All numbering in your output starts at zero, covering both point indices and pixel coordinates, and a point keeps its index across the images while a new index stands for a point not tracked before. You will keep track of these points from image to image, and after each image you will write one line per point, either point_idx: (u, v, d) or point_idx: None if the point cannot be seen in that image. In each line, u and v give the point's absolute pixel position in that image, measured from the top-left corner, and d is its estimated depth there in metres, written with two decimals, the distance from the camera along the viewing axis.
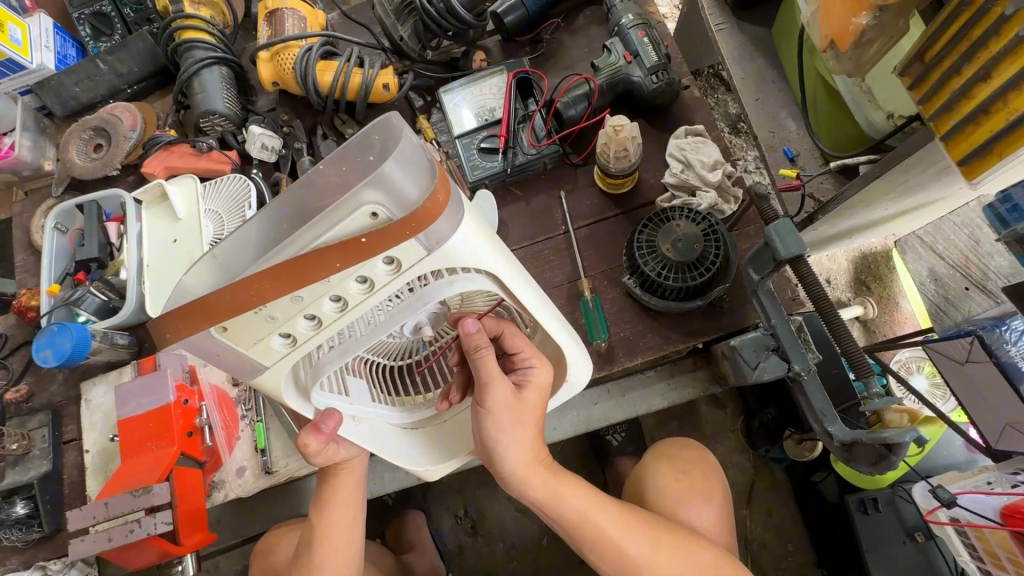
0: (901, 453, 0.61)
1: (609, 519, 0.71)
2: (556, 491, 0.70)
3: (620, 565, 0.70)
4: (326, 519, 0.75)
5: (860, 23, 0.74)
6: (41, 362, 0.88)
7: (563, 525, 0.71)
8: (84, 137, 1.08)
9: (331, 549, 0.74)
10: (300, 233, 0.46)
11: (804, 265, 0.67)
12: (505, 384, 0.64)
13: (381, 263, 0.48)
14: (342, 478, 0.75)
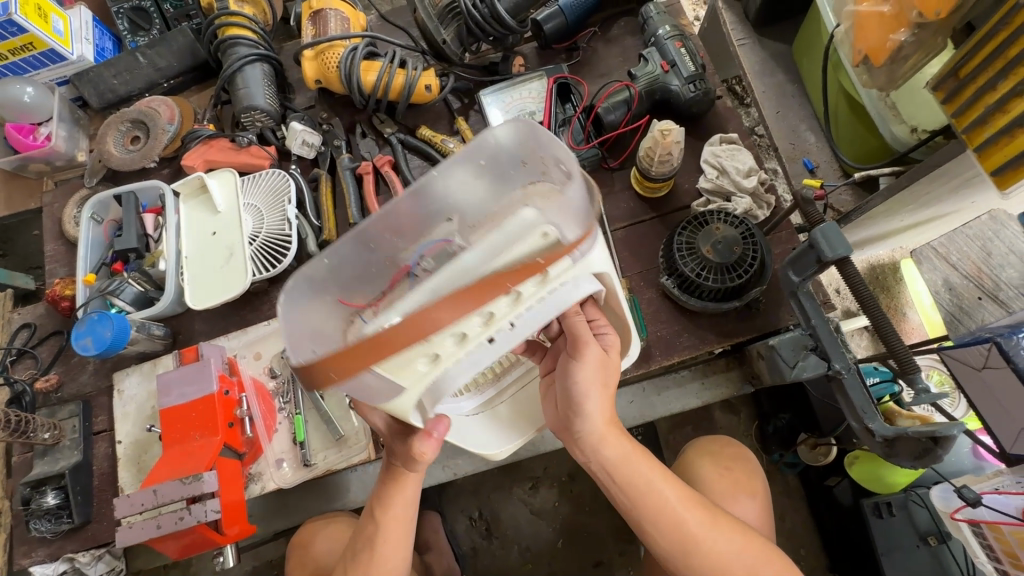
0: (948, 447, 0.63)
1: (670, 488, 0.72)
2: (628, 455, 0.71)
3: (678, 539, 0.69)
4: (388, 520, 0.75)
5: (897, 39, 0.80)
6: (81, 350, 0.87)
7: (628, 493, 0.72)
8: (122, 129, 1.08)
9: (387, 551, 0.74)
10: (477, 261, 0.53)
11: (849, 266, 0.70)
12: (595, 346, 0.68)
13: (533, 280, 0.57)
14: (406, 479, 0.75)
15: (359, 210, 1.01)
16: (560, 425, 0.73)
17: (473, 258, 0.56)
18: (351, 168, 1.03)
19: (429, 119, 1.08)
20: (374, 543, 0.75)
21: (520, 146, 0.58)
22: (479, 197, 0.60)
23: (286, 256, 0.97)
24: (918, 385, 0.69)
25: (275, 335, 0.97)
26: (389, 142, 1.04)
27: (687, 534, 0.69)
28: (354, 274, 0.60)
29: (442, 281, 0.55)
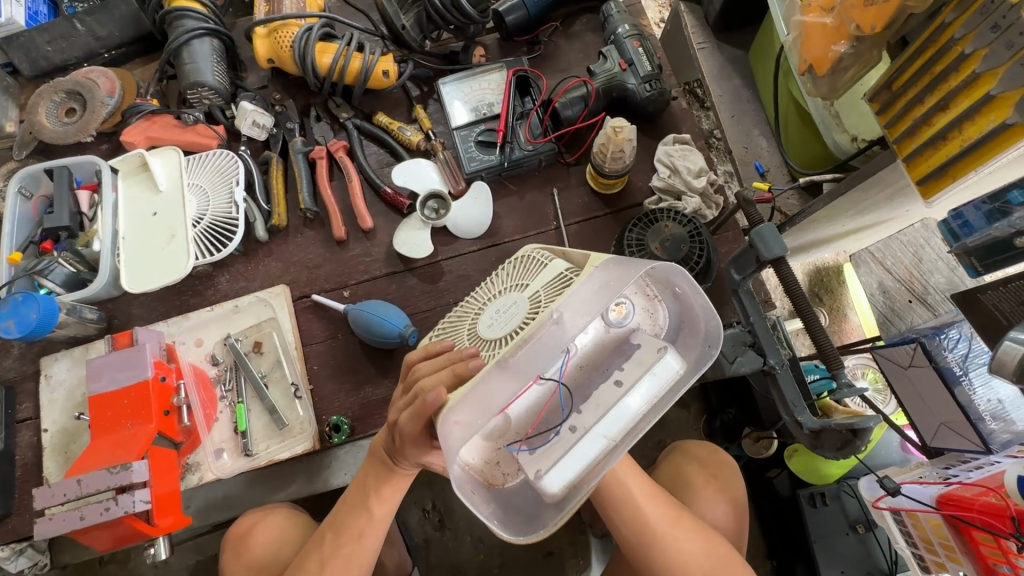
0: (865, 438, 0.69)
1: (632, 478, 0.75)
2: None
3: (638, 532, 0.73)
4: (369, 513, 0.76)
5: (837, 51, 0.83)
6: (2, 332, 0.82)
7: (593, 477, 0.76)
8: (55, 99, 1.02)
9: (361, 545, 0.76)
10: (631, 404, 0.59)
11: (784, 266, 0.72)
12: None
13: None
14: (393, 476, 0.76)
15: (311, 196, 0.99)
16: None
17: (633, 400, 0.60)
18: (304, 152, 1.00)
19: (387, 106, 1.07)
20: (348, 538, 0.76)
21: (627, 268, 0.58)
22: (584, 304, 0.59)
23: (233, 241, 0.94)
24: (841, 381, 0.71)
25: (218, 321, 0.94)
26: (345, 128, 1.02)
27: (647, 525, 0.72)
28: (469, 391, 0.58)
29: (579, 402, 0.62)
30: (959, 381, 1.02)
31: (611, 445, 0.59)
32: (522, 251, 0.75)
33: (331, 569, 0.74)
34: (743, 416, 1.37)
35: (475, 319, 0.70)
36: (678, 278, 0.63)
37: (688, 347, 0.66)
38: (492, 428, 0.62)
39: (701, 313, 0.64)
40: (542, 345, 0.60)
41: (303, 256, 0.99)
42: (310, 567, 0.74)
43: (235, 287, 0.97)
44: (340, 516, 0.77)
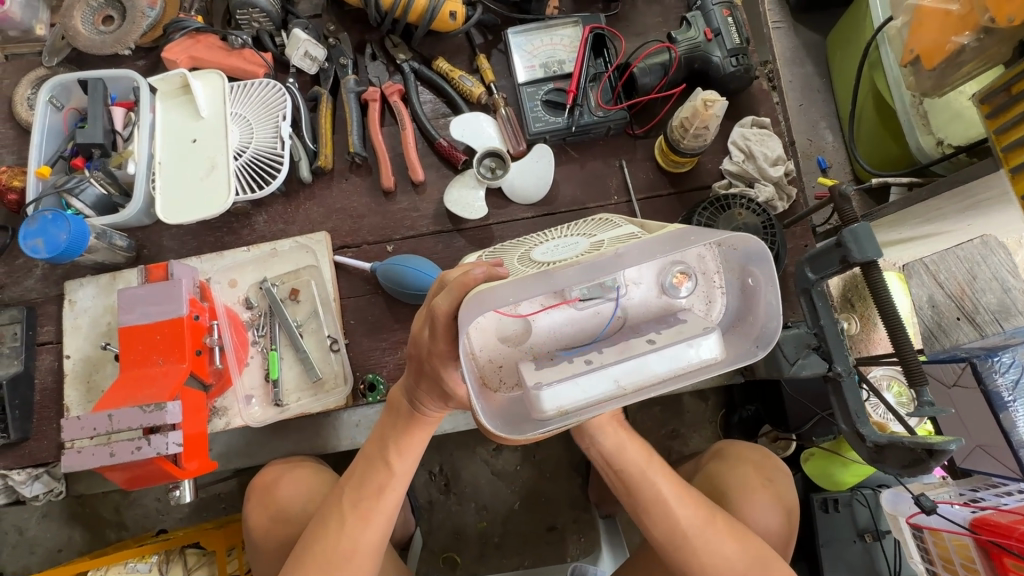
0: (941, 461, 0.61)
1: (666, 482, 0.73)
2: (620, 442, 0.75)
3: (669, 534, 0.70)
4: (392, 470, 0.70)
5: (959, 43, 0.75)
6: (30, 251, 0.77)
7: (624, 480, 0.75)
8: (93, 5, 0.94)
9: (384, 503, 0.69)
10: (657, 364, 0.47)
11: (875, 271, 0.67)
12: None
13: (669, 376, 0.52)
14: (415, 429, 0.69)
15: (361, 140, 0.92)
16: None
17: (659, 362, 0.47)
18: (356, 91, 0.93)
19: (447, 51, 0.99)
20: (370, 495, 0.70)
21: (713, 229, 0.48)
22: (651, 245, 0.48)
23: (277, 177, 0.89)
24: (921, 398, 0.66)
25: (255, 263, 0.89)
26: (401, 70, 0.95)
27: (677, 528, 0.70)
28: (505, 280, 0.49)
29: (599, 344, 0.52)
30: (1006, 406, 1.00)
31: (618, 393, 0.47)
32: (602, 215, 0.68)
33: (349, 526, 0.68)
34: (763, 413, 1.33)
35: (531, 248, 0.61)
36: (756, 260, 0.50)
37: (734, 343, 0.52)
38: (509, 329, 0.53)
39: (768, 310, 0.51)
40: (591, 268, 0.48)
41: (347, 203, 0.93)
42: (330, 527, 0.68)
43: (273, 229, 0.92)
44: (359, 471, 0.71)
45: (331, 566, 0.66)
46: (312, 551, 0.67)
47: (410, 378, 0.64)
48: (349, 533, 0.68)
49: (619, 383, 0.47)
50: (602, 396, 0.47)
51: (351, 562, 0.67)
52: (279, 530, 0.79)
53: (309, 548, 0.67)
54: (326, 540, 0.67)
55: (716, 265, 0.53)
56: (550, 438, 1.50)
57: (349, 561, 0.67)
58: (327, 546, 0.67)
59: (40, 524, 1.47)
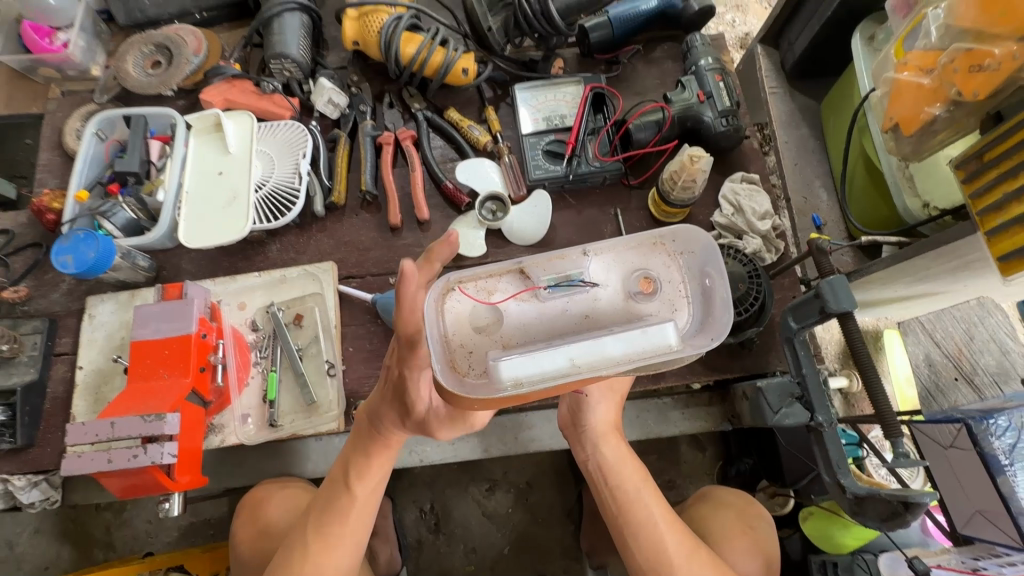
0: (918, 514, 0.62)
1: (656, 503, 0.69)
2: (624, 458, 0.72)
3: (654, 559, 0.65)
4: (353, 498, 0.71)
5: (931, 113, 0.80)
6: (59, 266, 0.83)
7: (617, 499, 0.70)
8: (144, 51, 1.05)
9: (344, 527, 0.71)
10: (613, 346, 0.50)
11: (851, 321, 0.70)
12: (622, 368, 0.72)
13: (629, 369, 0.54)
14: (379, 452, 0.72)
15: (373, 179, 0.99)
16: (568, 418, 0.76)
17: (614, 344, 0.50)
18: (372, 135, 1.01)
19: (459, 103, 1.07)
20: (331, 522, 0.71)
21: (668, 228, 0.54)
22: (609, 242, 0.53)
23: (292, 210, 0.95)
24: (899, 450, 0.66)
25: (264, 288, 0.94)
26: (415, 118, 1.03)
27: (663, 554, 0.65)
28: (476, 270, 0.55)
29: (563, 335, 0.54)
30: (1004, 471, 0.98)
31: (573, 370, 0.50)
32: None
33: (312, 557, 0.69)
34: (760, 468, 1.34)
35: None
36: (712, 261, 0.55)
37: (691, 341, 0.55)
38: (480, 315, 0.55)
39: (720, 310, 0.54)
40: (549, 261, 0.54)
41: (355, 237, 0.99)
42: (293, 560, 0.69)
43: (284, 257, 0.98)
44: (324, 498, 0.73)
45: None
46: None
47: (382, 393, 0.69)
48: (311, 562, 0.69)
49: (575, 361, 0.50)
50: (558, 370, 0.49)
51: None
52: (262, 543, 0.81)
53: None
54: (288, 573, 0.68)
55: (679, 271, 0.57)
56: (544, 482, 1.48)
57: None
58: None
59: (31, 539, 1.48)
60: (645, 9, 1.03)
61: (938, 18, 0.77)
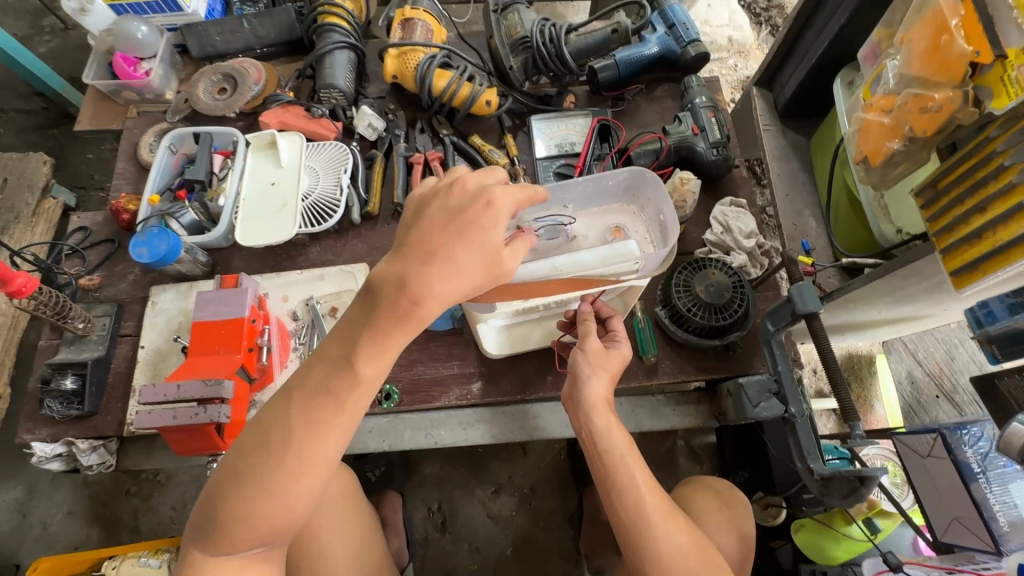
0: (872, 486, 0.73)
1: (640, 470, 0.79)
2: (611, 427, 0.82)
3: (635, 516, 0.76)
4: (357, 381, 0.61)
5: (891, 147, 0.94)
6: (135, 256, 0.97)
7: (604, 462, 0.80)
8: (213, 79, 1.23)
9: (340, 418, 0.61)
10: (587, 256, 0.75)
11: (816, 322, 0.80)
12: (602, 350, 0.86)
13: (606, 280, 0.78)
14: (402, 326, 0.61)
15: (404, 193, 1.13)
16: (565, 391, 0.87)
17: (587, 256, 0.75)
18: (405, 155, 1.15)
19: (482, 130, 1.22)
20: (323, 402, 0.61)
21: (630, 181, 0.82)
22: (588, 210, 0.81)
23: (333, 218, 1.09)
24: (856, 435, 0.77)
25: (305, 283, 1.07)
26: (443, 142, 1.18)
27: (643, 512, 0.76)
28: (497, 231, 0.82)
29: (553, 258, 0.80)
30: (976, 478, 1.04)
31: (557, 272, 0.74)
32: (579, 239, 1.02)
33: (299, 437, 0.60)
34: (756, 480, 1.38)
35: None
36: (665, 202, 0.82)
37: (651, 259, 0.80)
38: None
39: (672, 230, 0.80)
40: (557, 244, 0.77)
41: (386, 243, 1.12)
42: (273, 442, 0.60)
43: (323, 258, 1.11)
44: (319, 376, 0.61)
45: (274, 475, 0.60)
46: (253, 463, 0.60)
47: (427, 252, 0.61)
48: (298, 442, 0.60)
49: (558, 268, 0.74)
50: (547, 276, 0.74)
51: (297, 480, 0.61)
52: None
53: (254, 450, 0.61)
54: (269, 454, 0.60)
55: (641, 225, 0.85)
56: (547, 487, 1.56)
57: (294, 480, 0.60)
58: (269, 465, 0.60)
59: (63, 522, 1.56)
60: (648, 54, 1.18)
61: (894, 67, 0.91)
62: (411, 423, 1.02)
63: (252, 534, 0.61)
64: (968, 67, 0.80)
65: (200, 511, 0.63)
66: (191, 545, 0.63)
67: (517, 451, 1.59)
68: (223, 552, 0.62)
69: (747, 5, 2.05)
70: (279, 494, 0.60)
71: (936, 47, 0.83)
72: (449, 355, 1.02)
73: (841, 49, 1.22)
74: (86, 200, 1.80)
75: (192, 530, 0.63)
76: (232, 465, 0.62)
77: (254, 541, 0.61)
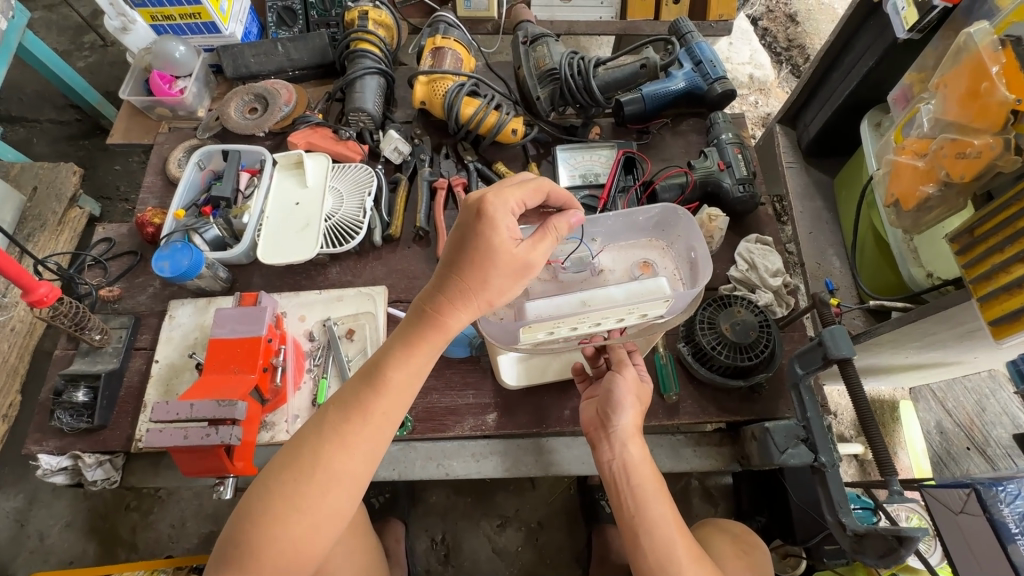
0: (911, 547, 0.68)
1: (669, 507, 0.79)
2: (644, 460, 0.82)
3: (663, 557, 0.76)
4: (384, 390, 0.67)
5: (926, 191, 0.92)
6: (157, 270, 0.97)
7: (635, 495, 0.80)
8: (245, 99, 1.25)
9: (368, 429, 0.67)
10: (616, 292, 0.74)
11: (850, 367, 0.77)
12: (632, 376, 0.88)
13: (635, 317, 0.77)
14: (431, 335, 0.68)
15: (426, 217, 1.13)
16: (596, 420, 0.87)
17: (617, 293, 0.74)
18: (429, 180, 1.15)
19: (506, 158, 1.22)
20: (351, 417, 0.67)
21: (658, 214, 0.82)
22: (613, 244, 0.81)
23: (355, 239, 1.09)
24: (892, 489, 0.74)
25: (323, 303, 1.06)
26: (467, 168, 1.18)
27: (672, 552, 0.76)
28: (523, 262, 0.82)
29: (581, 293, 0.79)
30: (1015, 539, 0.97)
31: (586, 308, 0.73)
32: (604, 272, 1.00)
33: (326, 452, 0.65)
34: (774, 527, 1.31)
35: None
36: (695, 239, 0.81)
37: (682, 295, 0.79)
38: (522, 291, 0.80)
39: (703, 268, 0.79)
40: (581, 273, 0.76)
41: (406, 266, 1.12)
42: (303, 456, 0.65)
43: (343, 278, 1.11)
44: (350, 390, 0.68)
45: (302, 490, 0.64)
46: (282, 483, 0.64)
47: (446, 266, 0.68)
48: (325, 455, 0.65)
49: (585, 304, 0.73)
50: (576, 311, 0.74)
51: (325, 495, 0.65)
52: None
53: (284, 467, 0.65)
54: (297, 473, 0.64)
55: (670, 261, 0.84)
56: (554, 523, 1.50)
57: (322, 495, 0.64)
58: (297, 484, 0.64)
59: (60, 534, 1.53)
60: (674, 89, 1.18)
61: (929, 111, 0.91)
62: (422, 452, 0.99)
63: (276, 558, 0.62)
64: (1008, 114, 0.79)
65: (226, 538, 0.64)
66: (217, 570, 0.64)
67: (526, 483, 1.54)
68: None
69: (768, 44, 2.07)
70: (307, 512, 0.64)
71: (975, 93, 0.82)
72: (464, 384, 0.99)
73: (869, 91, 1.22)
74: (111, 210, 1.82)
75: (218, 559, 0.64)
76: (261, 480, 0.66)
77: (279, 565, 0.63)
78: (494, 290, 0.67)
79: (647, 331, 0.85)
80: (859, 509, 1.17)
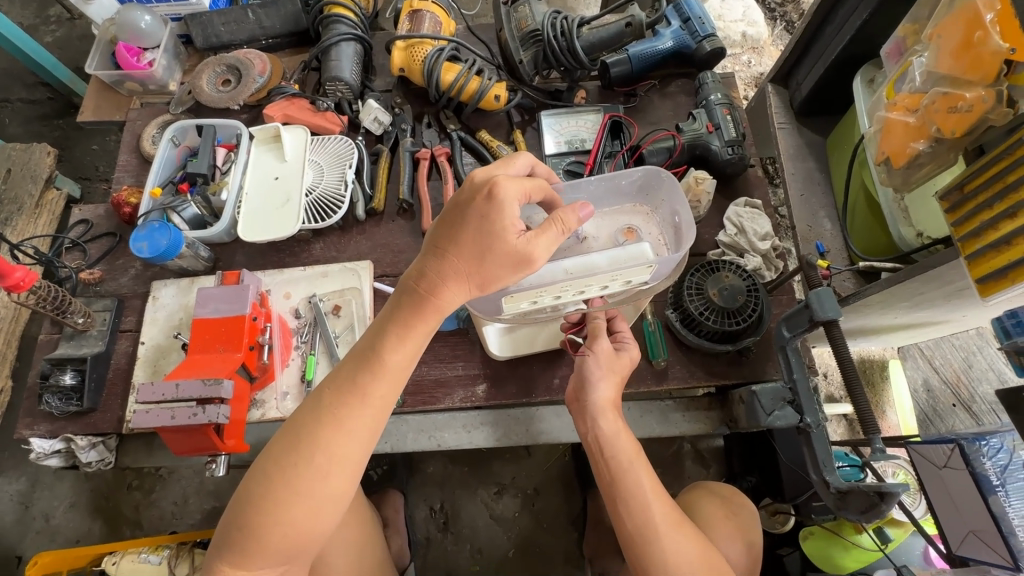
0: (891, 502, 0.69)
1: (647, 476, 0.80)
2: (618, 432, 0.83)
3: (642, 524, 0.77)
4: (381, 372, 0.66)
5: (916, 148, 0.91)
6: (136, 251, 0.95)
7: (611, 467, 0.81)
8: (217, 71, 1.20)
9: (365, 412, 0.66)
10: (599, 259, 0.73)
11: (835, 329, 0.77)
12: (608, 347, 0.87)
13: (619, 284, 0.76)
14: (426, 318, 0.66)
15: (409, 189, 1.10)
16: (572, 394, 0.88)
17: (599, 260, 0.73)
18: (411, 150, 1.12)
19: (490, 125, 1.19)
20: (350, 400, 0.66)
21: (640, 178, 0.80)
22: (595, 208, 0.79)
23: (337, 214, 1.07)
24: (875, 446, 0.75)
25: (308, 279, 1.05)
26: (450, 137, 1.14)
27: (650, 520, 0.76)
28: None
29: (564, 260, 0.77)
30: (994, 490, 0.99)
31: (568, 275, 0.72)
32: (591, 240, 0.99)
33: (323, 437, 0.65)
34: (763, 486, 1.33)
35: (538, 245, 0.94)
36: (680, 203, 0.79)
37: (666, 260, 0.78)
38: None
39: (687, 232, 0.78)
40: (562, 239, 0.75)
41: (391, 240, 1.10)
42: (301, 442, 0.65)
43: (327, 254, 1.09)
44: (346, 373, 0.67)
45: (299, 474, 0.64)
46: (281, 467, 0.64)
47: (443, 248, 0.65)
48: (322, 439, 0.65)
49: (569, 273, 0.72)
50: (559, 279, 0.72)
51: (324, 478, 0.65)
52: None
53: (282, 454, 0.65)
54: (296, 457, 0.64)
55: (654, 227, 0.83)
56: (550, 488, 1.53)
57: (321, 479, 0.64)
58: (295, 470, 0.63)
59: (65, 514, 1.56)
60: (662, 48, 1.15)
61: (922, 64, 0.89)
62: (413, 425, 1.01)
63: (279, 539, 0.64)
64: (1002, 64, 0.77)
65: (228, 521, 0.65)
66: (218, 555, 0.65)
67: (521, 451, 1.57)
68: (252, 558, 0.64)
69: None
70: (305, 495, 0.64)
71: (969, 43, 0.80)
72: (453, 356, 0.99)
73: (862, 46, 1.18)
74: (91, 191, 1.78)
75: (221, 541, 0.65)
76: (259, 467, 0.65)
77: (281, 547, 0.64)
78: (491, 275, 0.64)
79: (632, 297, 0.85)
80: (845, 467, 1.18)
